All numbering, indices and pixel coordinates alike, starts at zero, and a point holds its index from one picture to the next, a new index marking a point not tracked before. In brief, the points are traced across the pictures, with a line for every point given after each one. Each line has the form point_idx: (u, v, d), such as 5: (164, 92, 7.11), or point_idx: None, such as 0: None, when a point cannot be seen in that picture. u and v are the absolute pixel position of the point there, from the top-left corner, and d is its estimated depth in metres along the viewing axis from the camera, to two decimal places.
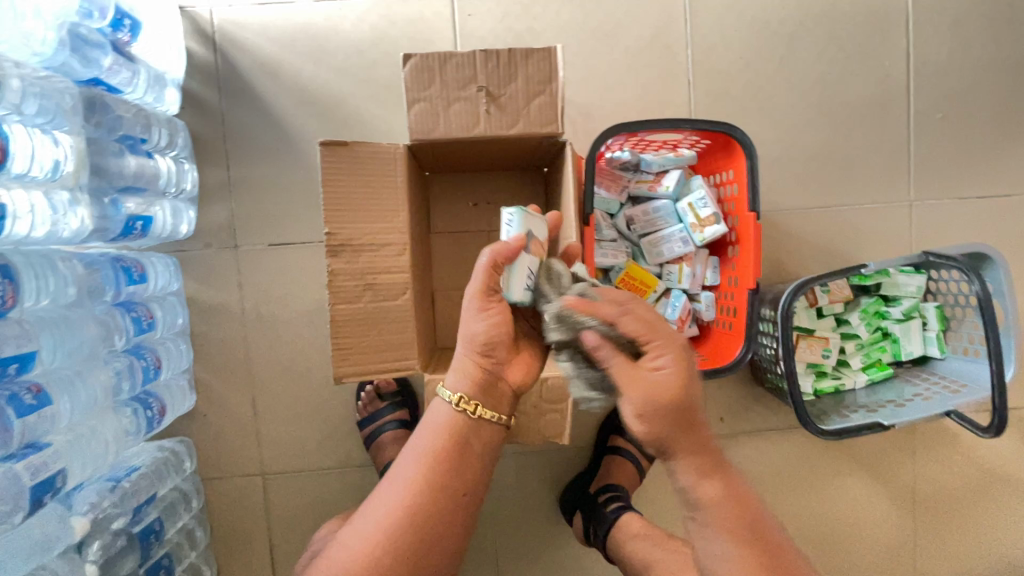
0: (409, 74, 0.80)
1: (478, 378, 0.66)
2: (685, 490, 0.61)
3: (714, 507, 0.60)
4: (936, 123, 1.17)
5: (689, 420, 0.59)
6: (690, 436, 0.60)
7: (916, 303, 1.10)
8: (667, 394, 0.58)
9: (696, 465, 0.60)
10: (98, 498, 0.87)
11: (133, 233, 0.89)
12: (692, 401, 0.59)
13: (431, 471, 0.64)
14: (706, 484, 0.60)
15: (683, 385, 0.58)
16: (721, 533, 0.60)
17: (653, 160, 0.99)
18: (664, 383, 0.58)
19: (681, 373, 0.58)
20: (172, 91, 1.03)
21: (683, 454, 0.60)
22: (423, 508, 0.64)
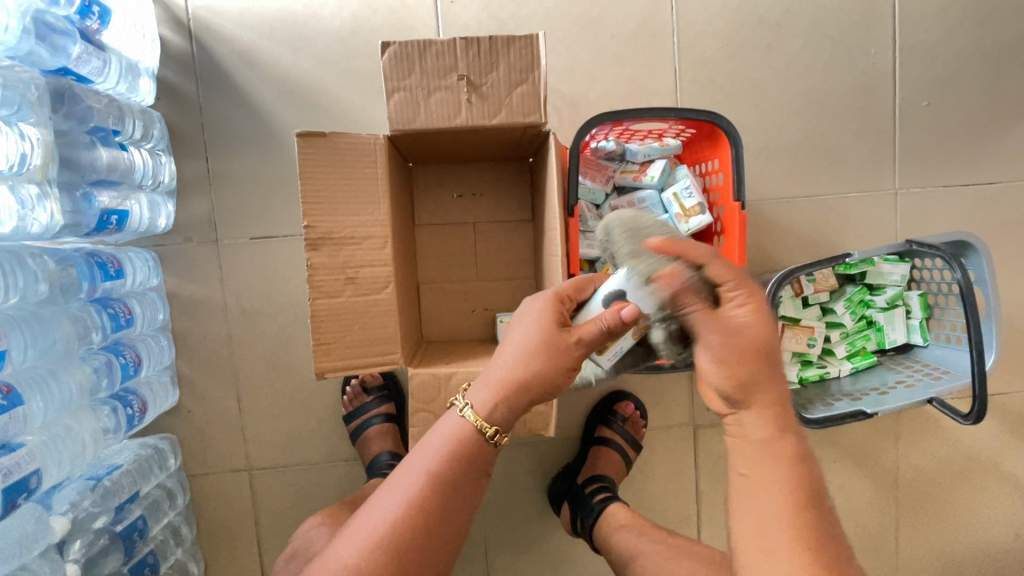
0: (388, 62, 0.79)
1: (515, 409, 0.65)
2: (748, 446, 0.59)
3: (768, 468, 0.58)
4: (922, 112, 1.17)
5: (758, 376, 0.58)
6: (758, 391, 0.59)
7: (900, 292, 1.10)
8: (725, 362, 0.58)
9: (763, 419, 0.59)
10: (78, 498, 0.85)
11: (108, 228, 0.87)
12: (758, 362, 0.58)
13: (433, 491, 0.62)
14: (769, 441, 0.58)
15: (748, 345, 0.57)
16: (770, 494, 0.57)
17: (638, 150, 0.98)
18: (722, 347, 0.58)
19: (742, 333, 0.57)
20: (146, 81, 1.00)
21: (749, 411, 0.59)
22: (420, 530, 0.61)
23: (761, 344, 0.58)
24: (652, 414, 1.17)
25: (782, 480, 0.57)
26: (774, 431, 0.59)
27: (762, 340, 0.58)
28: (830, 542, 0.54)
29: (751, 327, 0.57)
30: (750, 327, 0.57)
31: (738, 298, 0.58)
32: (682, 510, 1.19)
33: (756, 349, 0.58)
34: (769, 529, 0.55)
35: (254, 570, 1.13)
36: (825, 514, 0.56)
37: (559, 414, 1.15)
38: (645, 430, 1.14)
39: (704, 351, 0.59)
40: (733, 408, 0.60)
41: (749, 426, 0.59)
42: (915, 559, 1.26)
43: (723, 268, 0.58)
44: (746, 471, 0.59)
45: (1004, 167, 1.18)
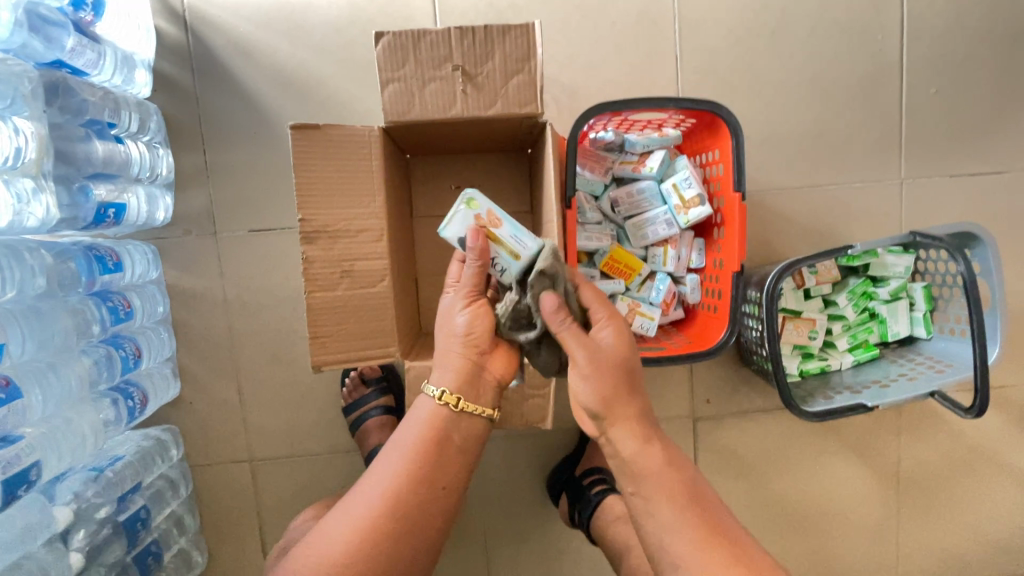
0: (382, 53, 0.78)
1: (465, 369, 0.66)
2: (637, 460, 0.64)
3: (658, 477, 0.64)
4: (930, 100, 1.14)
5: (616, 391, 0.64)
6: (615, 403, 0.64)
7: (903, 284, 1.09)
8: (593, 384, 0.64)
9: (630, 427, 0.65)
10: (82, 488, 0.87)
11: (106, 221, 0.87)
12: (617, 377, 0.64)
13: (414, 464, 0.63)
14: (646, 451, 0.64)
15: (606, 366, 0.64)
16: (661, 506, 0.63)
17: (637, 140, 0.96)
18: (594, 366, 0.64)
19: (605, 353, 0.64)
20: (142, 73, 1.00)
21: (616, 430, 0.65)
22: (401, 503, 0.61)
23: (613, 363, 0.64)
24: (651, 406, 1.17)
25: (668, 485, 0.64)
26: (645, 442, 0.65)
27: (618, 360, 0.65)
28: (721, 530, 0.62)
29: (605, 346, 0.65)
30: (611, 349, 0.65)
31: (604, 324, 0.66)
32: None
33: (615, 368, 0.64)
34: (669, 536, 0.62)
35: (256, 559, 1.14)
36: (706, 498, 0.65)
37: (558, 406, 1.15)
38: None
39: (574, 373, 0.64)
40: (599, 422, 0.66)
41: (624, 441, 0.65)
42: (915, 551, 1.25)
43: (593, 294, 0.69)
44: (635, 489, 0.65)
45: (1013, 156, 1.16)
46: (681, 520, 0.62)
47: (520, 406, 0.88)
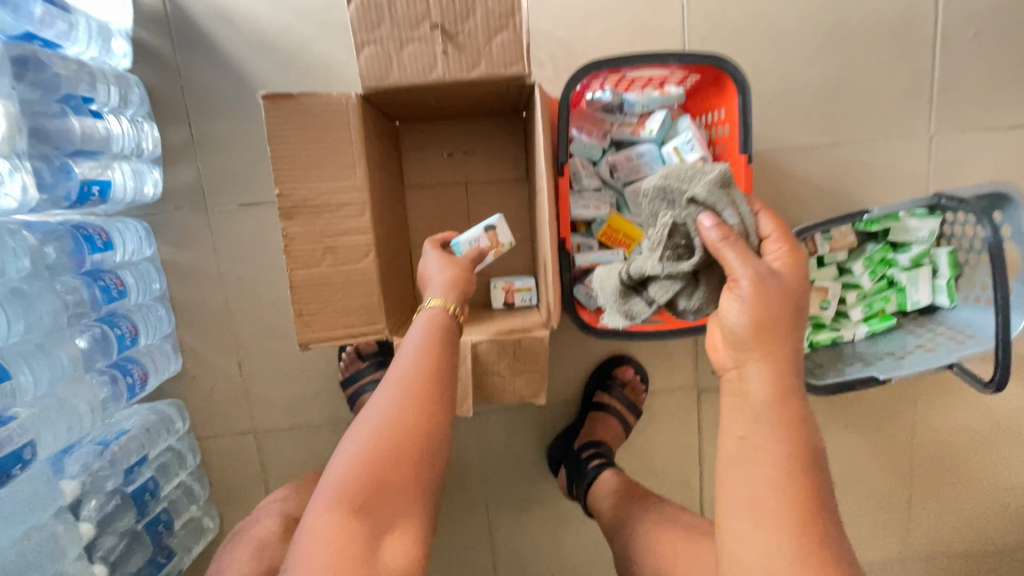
0: (355, 13, 0.72)
1: (461, 292, 0.78)
2: (744, 410, 0.56)
3: (769, 446, 0.53)
4: (967, 44, 1.04)
5: (774, 331, 0.55)
6: (767, 346, 0.55)
7: (926, 249, 1.02)
8: (745, 316, 0.55)
9: (767, 380, 0.55)
10: (89, 461, 0.90)
11: (91, 199, 0.86)
12: (780, 321, 0.55)
13: (425, 355, 0.68)
14: (769, 409, 0.55)
15: (773, 300, 0.55)
16: (763, 456, 0.53)
17: (636, 100, 0.91)
18: (749, 302, 0.55)
19: (769, 287, 0.55)
20: (120, 43, 0.97)
21: (754, 365, 0.56)
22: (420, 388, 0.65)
23: (800, 297, 0.56)
24: (653, 378, 1.14)
25: (780, 470, 0.52)
26: (781, 412, 0.55)
27: (789, 299, 0.56)
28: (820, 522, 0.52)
29: (779, 280, 0.56)
30: (774, 288, 0.55)
31: (780, 250, 0.59)
32: (685, 472, 1.17)
33: (781, 307, 0.55)
34: (749, 513, 0.52)
35: None
36: (827, 514, 0.52)
37: (558, 378, 1.13)
38: (645, 395, 1.12)
39: (729, 303, 0.56)
40: (737, 363, 0.57)
41: (749, 386, 0.56)
42: (927, 522, 1.23)
43: (772, 221, 0.62)
44: (744, 434, 0.55)
45: None
46: (779, 516, 0.51)
47: (513, 382, 0.86)
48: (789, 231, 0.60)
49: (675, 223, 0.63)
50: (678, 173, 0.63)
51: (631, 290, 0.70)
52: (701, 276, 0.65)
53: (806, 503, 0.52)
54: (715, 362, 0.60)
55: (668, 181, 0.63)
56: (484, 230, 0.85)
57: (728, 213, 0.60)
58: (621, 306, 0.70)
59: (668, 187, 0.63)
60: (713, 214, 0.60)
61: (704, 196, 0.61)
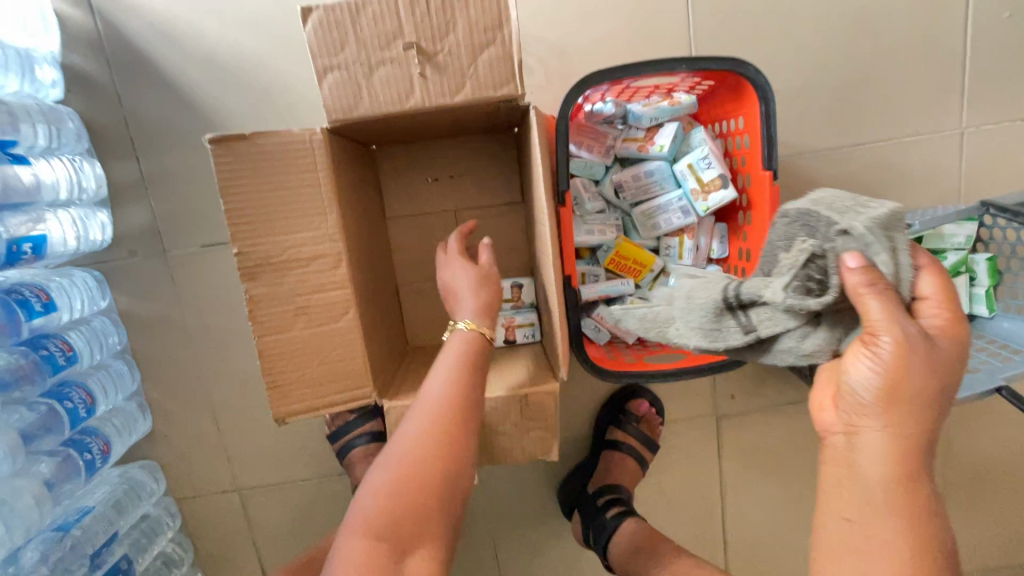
0: (312, 35, 0.61)
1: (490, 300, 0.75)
2: (850, 493, 0.47)
3: (886, 545, 0.45)
4: (1001, 26, 0.93)
5: (907, 408, 0.45)
6: (898, 421, 0.45)
7: (964, 257, 0.92)
8: (874, 379, 0.45)
9: (883, 462, 0.45)
10: (48, 549, 0.79)
11: (23, 258, 0.75)
12: (925, 395, 0.45)
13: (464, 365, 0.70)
14: (885, 496, 0.45)
15: (917, 373, 0.45)
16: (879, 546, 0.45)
17: (642, 112, 0.79)
18: (886, 365, 0.45)
19: (918, 355, 0.44)
20: (47, 71, 0.84)
21: (874, 437, 0.46)
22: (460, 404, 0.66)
23: (949, 381, 0.46)
24: (669, 407, 1.05)
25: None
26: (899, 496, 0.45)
27: (934, 370, 0.45)
28: None
29: (933, 351, 0.45)
30: (923, 358, 0.45)
31: (935, 318, 0.49)
32: (706, 503, 1.09)
33: (929, 384, 0.45)
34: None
35: None
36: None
37: (566, 414, 1.04)
38: (661, 427, 1.03)
39: (858, 359, 0.46)
40: (849, 427, 0.47)
41: (861, 460, 0.47)
42: (964, 538, 1.16)
43: (938, 280, 0.50)
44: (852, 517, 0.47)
45: None
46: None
47: (521, 439, 0.77)
48: (955, 292, 0.49)
49: (815, 252, 0.51)
50: (824, 201, 0.54)
51: (723, 311, 0.58)
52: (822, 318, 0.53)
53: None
54: (816, 422, 0.51)
55: (817, 207, 0.54)
56: (513, 284, 0.93)
57: (882, 259, 0.49)
58: (703, 325, 0.58)
59: (812, 211, 0.54)
60: (863, 253, 0.49)
61: (861, 231, 0.50)
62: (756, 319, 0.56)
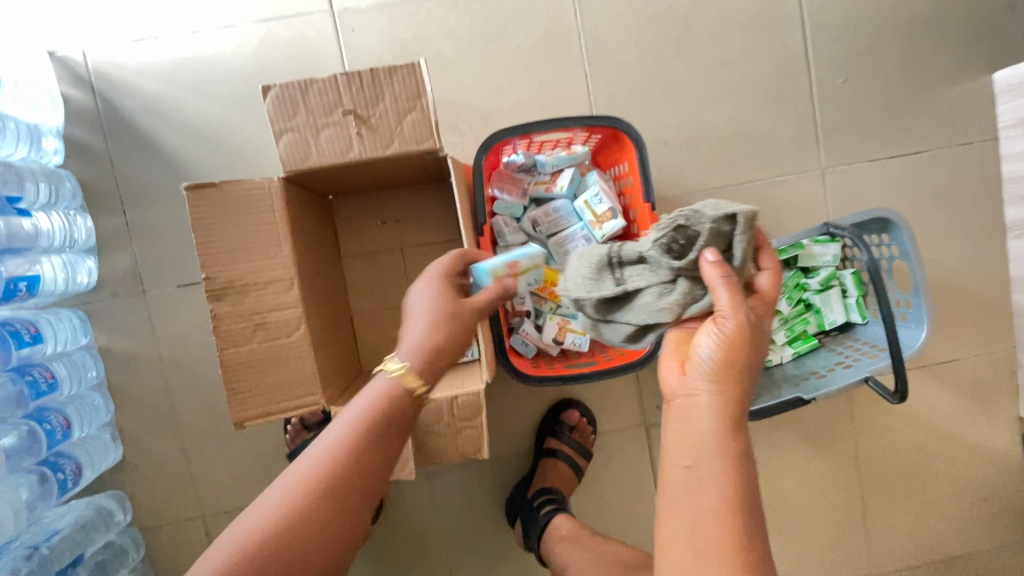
0: (271, 105, 0.78)
1: (438, 368, 0.69)
2: (691, 441, 0.59)
3: (713, 484, 0.56)
4: (839, 89, 1.16)
5: (734, 375, 0.58)
6: (724, 386, 0.59)
7: (833, 272, 1.10)
8: (712, 351, 0.59)
9: (712, 415, 0.58)
10: (17, 566, 0.85)
11: (18, 295, 0.87)
12: (746, 368, 0.59)
13: (353, 443, 0.60)
14: (712, 441, 0.58)
15: (746, 349, 0.58)
16: (709, 487, 0.56)
17: (546, 160, 0.97)
18: (726, 337, 0.58)
19: (750, 334, 0.58)
20: (51, 141, 1.01)
21: (708, 396, 0.59)
22: (337, 478, 0.58)
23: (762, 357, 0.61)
24: (601, 419, 1.16)
25: (723, 513, 0.55)
26: (726, 447, 0.58)
27: (755, 350, 0.59)
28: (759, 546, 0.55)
29: (756, 333, 0.60)
30: (752, 336, 0.59)
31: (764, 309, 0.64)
32: (644, 511, 1.18)
33: (751, 357, 0.59)
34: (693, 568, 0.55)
35: None
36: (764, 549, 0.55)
37: (508, 427, 1.15)
38: (594, 436, 1.13)
39: (707, 335, 0.59)
40: (690, 391, 0.60)
41: (696, 416, 0.59)
42: (884, 536, 1.25)
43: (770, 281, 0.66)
44: (690, 463, 0.58)
45: (927, 137, 1.18)
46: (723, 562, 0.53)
47: (454, 438, 0.87)
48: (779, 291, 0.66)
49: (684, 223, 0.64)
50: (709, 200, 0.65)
51: (605, 267, 0.69)
52: (678, 278, 0.66)
53: (745, 545, 0.54)
54: (666, 388, 0.64)
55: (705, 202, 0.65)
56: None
57: (739, 246, 0.62)
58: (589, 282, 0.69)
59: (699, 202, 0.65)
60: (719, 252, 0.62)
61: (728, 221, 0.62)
62: (629, 274, 0.68)
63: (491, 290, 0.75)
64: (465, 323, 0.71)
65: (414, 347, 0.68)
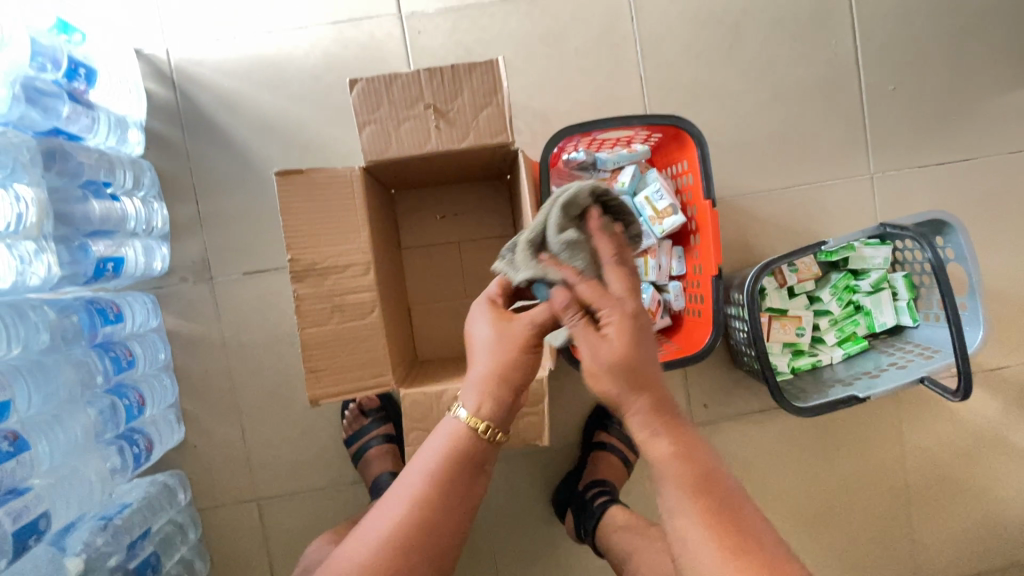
0: (357, 98, 0.82)
1: (503, 405, 0.68)
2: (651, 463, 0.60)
3: (680, 486, 0.58)
4: (889, 96, 1.18)
5: (645, 377, 0.58)
6: (647, 391, 0.58)
7: (884, 274, 1.11)
8: (608, 362, 0.57)
9: (658, 428, 0.59)
10: (91, 537, 0.89)
11: (105, 274, 0.91)
12: (640, 370, 0.58)
13: (435, 490, 0.65)
14: (671, 453, 0.58)
15: (637, 346, 0.57)
16: (674, 492, 0.58)
17: (607, 157, 1.00)
18: (595, 347, 0.57)
19: (625, 334, 0.57)
20: (135, 132, 1.06)
21: (640, 409, 0.59)
22: (427, 520, 0.64)
23: (637, 357, 0.57)
24: None
25: (700, 516, 0.56)
26: (671, 454, 0.59)
27: (636, 353, 0.57)
28: (737, 526, 0.56)
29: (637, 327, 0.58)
30: (619, 332, 0.57)
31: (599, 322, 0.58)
32: None
33: (644, 354, 0.58)
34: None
35: None
36: (748, 524, 0.57)
37: (557, 421, 1.16)
38: None
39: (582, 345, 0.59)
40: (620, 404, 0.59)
41: (651, 435, 0.59)
42: (932, 544, 1.24)
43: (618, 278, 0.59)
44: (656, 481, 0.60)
45: (977, 143, 1.19)
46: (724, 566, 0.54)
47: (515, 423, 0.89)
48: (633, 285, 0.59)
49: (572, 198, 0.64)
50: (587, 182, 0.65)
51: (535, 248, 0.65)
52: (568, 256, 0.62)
53: (732, 539, 0.55)
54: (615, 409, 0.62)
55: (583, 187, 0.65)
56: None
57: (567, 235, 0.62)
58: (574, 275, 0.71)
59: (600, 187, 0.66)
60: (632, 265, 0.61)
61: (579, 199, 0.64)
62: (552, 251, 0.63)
63: (548, 308, 0.66)
64: (519, 360, 0.67)
65: (476, 390, 0.67)
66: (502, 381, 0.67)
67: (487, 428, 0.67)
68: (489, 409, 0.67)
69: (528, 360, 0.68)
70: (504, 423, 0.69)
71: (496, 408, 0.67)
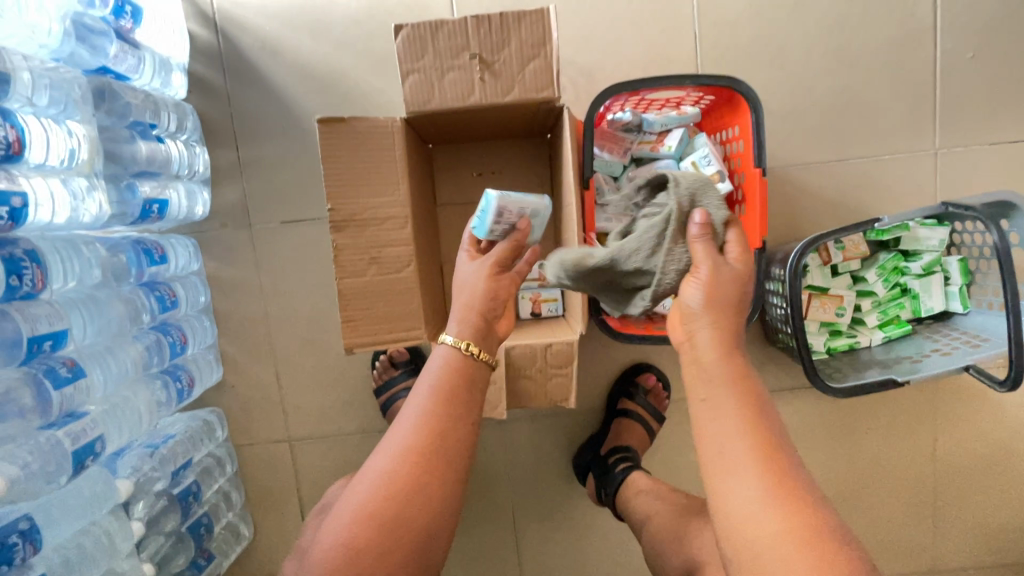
0: (402, 45, 0.80)
1: (477, 324, 0.70)
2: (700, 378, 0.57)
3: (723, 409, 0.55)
4: (966, 64, 1.09)
5: (723, 305, 0.57)
6: (722, 321, 0.57)
7: (938, 257, 1.06)
8: (708, 287, 0.57)
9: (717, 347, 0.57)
10: (139, 462, 0.95)
11: (151, 216, 0.93)
12: (737, 300, 0.58)
13: (440, 405, 0.67)
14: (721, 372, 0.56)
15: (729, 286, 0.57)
16: (721, 404, 0.55)
17: (655, 119, 0.97)
18: (706, 281, 0.57)
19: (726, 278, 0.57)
20: (178, 75, 1.05)
21: (705, 333, 0.57)
22: (424, 458, 0.64)
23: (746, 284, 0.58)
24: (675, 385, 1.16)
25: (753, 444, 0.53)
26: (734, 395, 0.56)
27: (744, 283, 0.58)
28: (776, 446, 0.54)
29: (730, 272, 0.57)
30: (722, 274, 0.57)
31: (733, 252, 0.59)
32: None
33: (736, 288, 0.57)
34: (750, 514, 0.51)
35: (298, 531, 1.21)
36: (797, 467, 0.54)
37: (582, 385, 1.17)
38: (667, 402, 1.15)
39: (690, 284, 0.58)
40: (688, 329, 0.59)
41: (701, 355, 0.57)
42: (955, 532, 1.23)
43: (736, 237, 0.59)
44: (704, 397, 0.57)
45: None
46: (764, 493, 0.51)
47: (545, 384, 0.87)
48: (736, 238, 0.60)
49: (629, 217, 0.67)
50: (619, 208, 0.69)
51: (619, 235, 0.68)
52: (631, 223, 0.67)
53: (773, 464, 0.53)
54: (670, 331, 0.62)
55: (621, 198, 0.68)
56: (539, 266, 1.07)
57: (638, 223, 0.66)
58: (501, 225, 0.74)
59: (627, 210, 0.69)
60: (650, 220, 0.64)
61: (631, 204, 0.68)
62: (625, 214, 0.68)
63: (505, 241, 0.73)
64: (489, 290, 0.71)
65: (449, 316, 0.72)
66: (479, 309, 0.70)
67: (474, 346, 0.70)
68: (470, 330, 0.70)
69: (500, 283, 0.72)
70: (485, 344, 0.71)
71: (473, 327, 0.70)
